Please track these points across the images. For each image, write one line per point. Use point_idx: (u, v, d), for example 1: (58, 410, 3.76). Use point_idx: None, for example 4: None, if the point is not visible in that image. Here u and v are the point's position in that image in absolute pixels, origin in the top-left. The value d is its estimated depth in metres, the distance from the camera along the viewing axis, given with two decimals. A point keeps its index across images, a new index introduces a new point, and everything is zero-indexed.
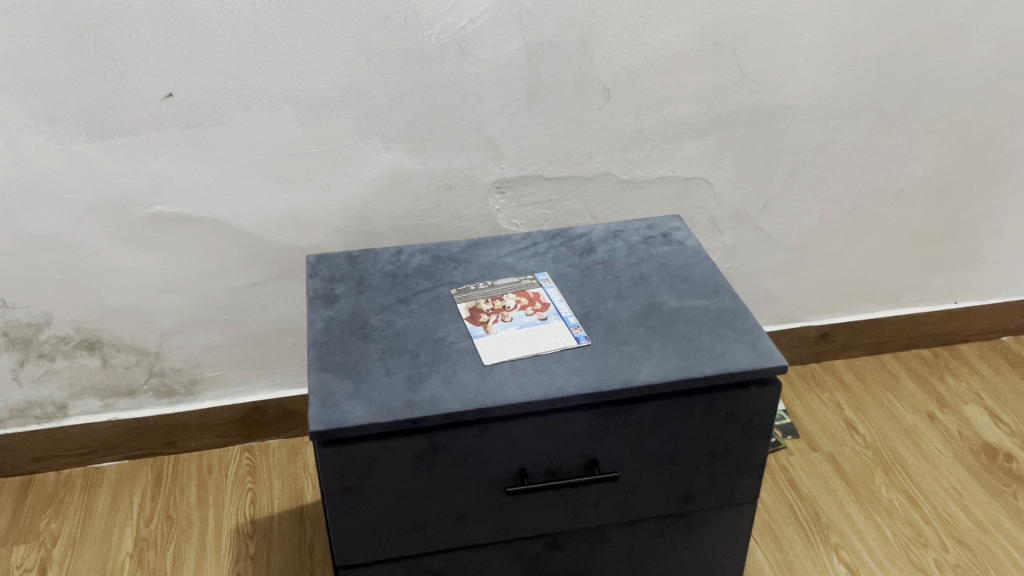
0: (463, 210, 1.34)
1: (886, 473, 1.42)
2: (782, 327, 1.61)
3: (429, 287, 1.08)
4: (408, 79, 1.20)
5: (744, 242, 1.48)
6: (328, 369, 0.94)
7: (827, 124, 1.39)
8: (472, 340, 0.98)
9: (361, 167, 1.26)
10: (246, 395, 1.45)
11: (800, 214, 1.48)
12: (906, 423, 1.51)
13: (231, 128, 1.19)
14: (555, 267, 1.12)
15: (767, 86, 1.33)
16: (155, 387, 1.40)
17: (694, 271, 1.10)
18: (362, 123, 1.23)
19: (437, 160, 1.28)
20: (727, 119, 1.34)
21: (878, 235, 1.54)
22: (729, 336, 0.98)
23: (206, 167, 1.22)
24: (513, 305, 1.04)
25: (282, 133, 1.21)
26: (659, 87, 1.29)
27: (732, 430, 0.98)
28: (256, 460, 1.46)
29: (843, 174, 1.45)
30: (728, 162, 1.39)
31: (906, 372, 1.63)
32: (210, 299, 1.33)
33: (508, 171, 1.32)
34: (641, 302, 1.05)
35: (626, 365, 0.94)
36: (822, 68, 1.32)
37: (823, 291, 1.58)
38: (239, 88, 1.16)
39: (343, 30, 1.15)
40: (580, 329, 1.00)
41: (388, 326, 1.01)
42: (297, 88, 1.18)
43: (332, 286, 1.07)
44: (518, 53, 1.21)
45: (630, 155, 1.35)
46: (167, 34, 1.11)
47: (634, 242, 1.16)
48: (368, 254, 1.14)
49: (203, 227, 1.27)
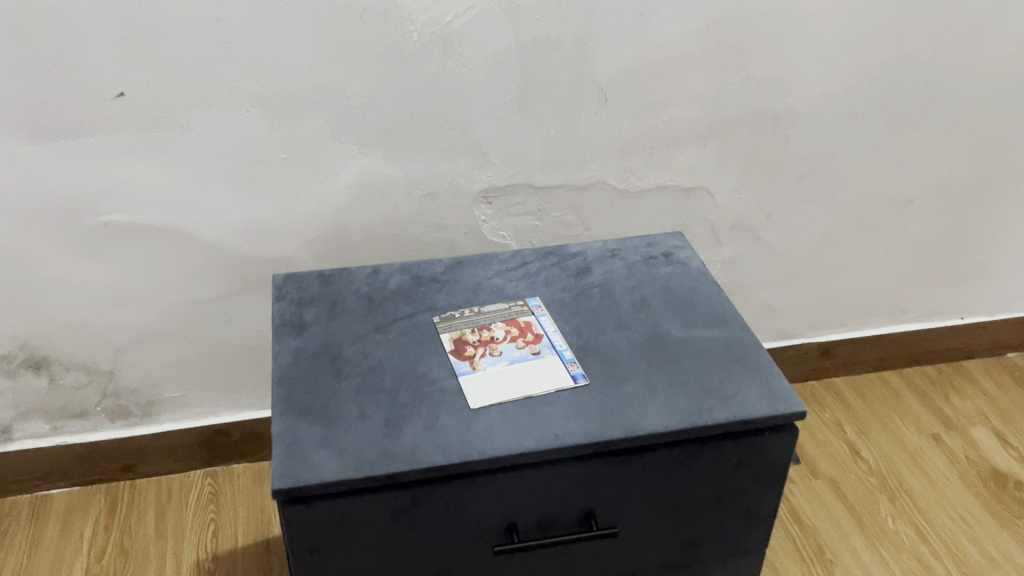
0: (446, 220, 1.23)
1: (891, 502, 1.33)
2: (781, 343, 1.52)
3: (410, 313, 0.97)
4: (388, 78, 1.09)
5: (746, 255, 1.39)
6: (294, 411, 0.84)
7: (836, 131, 1.29)
8: (457, 378, 0.88)
9: (336, 173, 1.16)
10: (208, 417, 1.34)
11: (804, 225, 1.38)
12: (911, 446, 1.43)
13: (190, 131, 1.08)
14: (548, 290, 1.02)
15: (775, 90, 1.23)
16: (108, 408, 1.29)
17: (700, 297, 1.00)
18: (337, 126, 1.12)
19: (418, 166, 1.18)
20: (731, 123, 1.25)
21: (885, 247, 1.45)
22: (740, 376, 0.89)
23: (164, 173, 1.10)
24: (502, 336, 0.94)
25: (248, 136, 1.10)
26: (659, 89, 1.19)
27: (743, 478, 0.89)
28: (219, 486, 1.35)
29: (852, 183, 1.36)
30: (731, 170, 1.29)
31: (909, 390, 1.56)
32: (168, 314, 1.22)
33: (495, 179, 1.21)
34: (643, 332, 0.95)
35: (630, 410, 0.84)
36: (833, 71, 1.23)
37: (826, 306, 1.49)
38: (200, 86, 1.05)
39: (316, 24, 1.04)
40: (576, 366, 0.90)
41: (363, 359, 0.91)
42: (264, 88, 1.07)
43: (301, 311, 0.97)
44: (508, 51, 1.11)
45: (627, 163, 1.25)
46: (120, 26, 0.99)
47: (633, 263, 1.06)
48: (341, 272, 1.04)
49: (160, 237, 1.15)
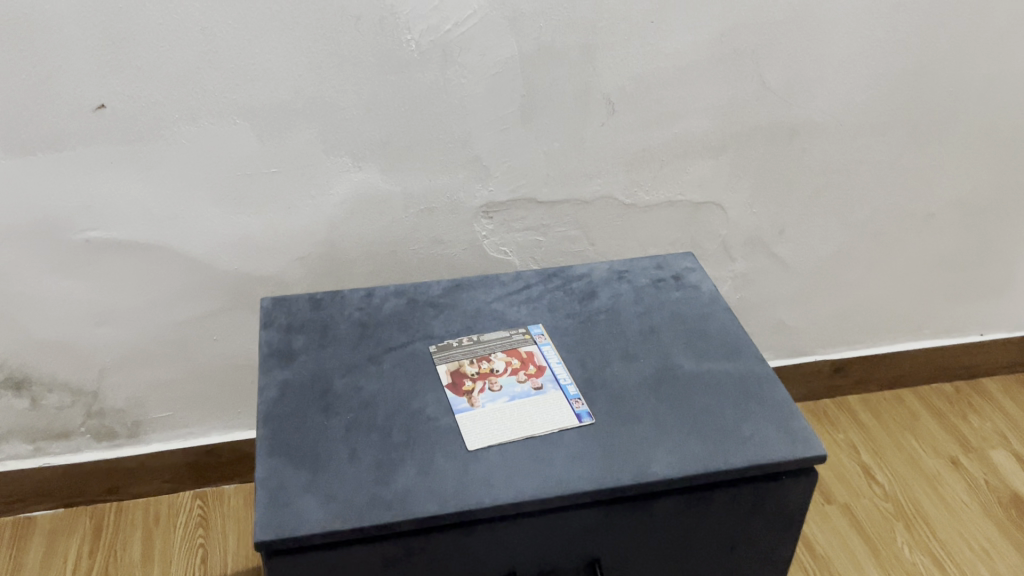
0: (445, 235, 1.18)
1: (908, 530, 1.28)
2: (794, 360, 1.46)
3: (404, 342, 0.92)
4: (383, 88, 1.04)
5: (758, 270, 1.33)
6: (280, 452, 0.79)
7: (855, 143, 1.23)
8: (454, 415, 0.83)
9: (329, 187, 1.10)
10: (197, 437, 1.29)
11: (819, 240, 1.32)
12: (928, 470, 1.38)
13: (176, 144, 1.02)
14: (552, 316, 0.96)
15: (791, 100, 1.17)
16: (93, 429, 1.24)
17: (712, 325, 0.95)
18: (330, 139, 1.06)
19: (415, 180, 1.12)
20: (745, 135, 1.19)
21: (903, 263, 1.39)
22: (756, 415, 0.84)
23: (148, 188, 1.05)
24: (502, 368, 0.89)
25: (237, 149, 1.04)
26: (669, 100, 1.13)
27: (759, 523, 0.83)
28: (209, 509, 1.30)
29: (870, 196, 1.30)
30: (744, 184, 1.23)
31: (925, 409, 1.50)
32: (154, 333, 1.17)
33: (497, 194, 1.16)
34: (652, 365, 0.89)
35: (639, 453, 0.79)
36: (853, 81, 1.17)
37: (841, 322, 1.44)
38: (185, 97, 0.99)
39: (307, 32, 0.98)
40: (581, 403, 0.85)
41: (354, 393, 0.85)
42: (252, 99, 1.01)
43: (290, 339, 0.91)
44: (510, 61, 1.05)
45: (635, 176, 1.19)
46: (99, 34, 0.93)
47: (642, 286, 1.01)
48: (333, 296, 0.98)
49: (145, 254, 1.10)
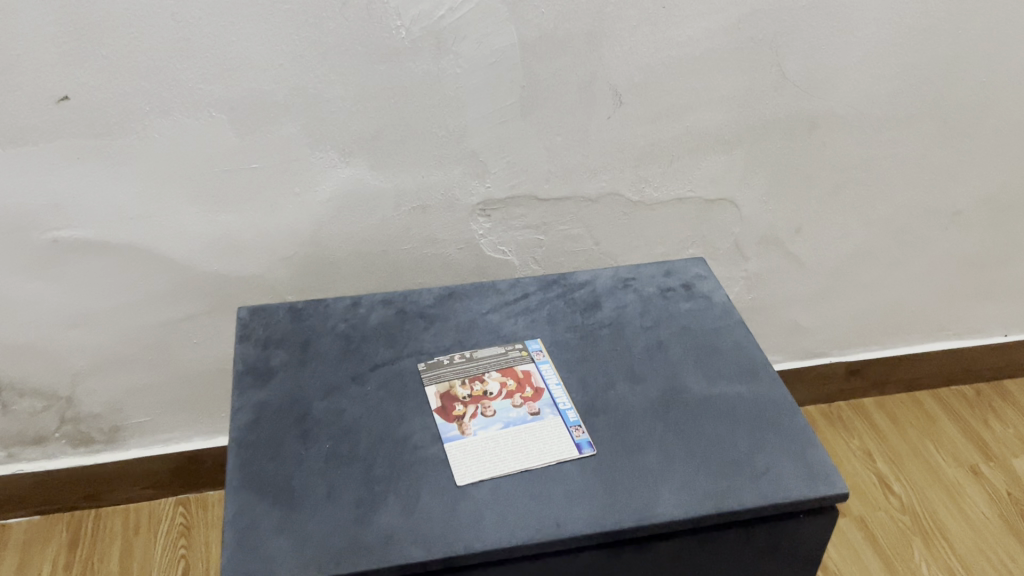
0: (440, 234, 1.10)
1: (926, 545, 1.21)
2: (808, 362, 1.39)
3: (391, 359, 0.85)
4: (372, 79, 0.96)
5: (772, 270, 1.26)
6: (251, 486, 0.72)
7: (879, 137, 1.15)
8: (443, 444, 0.76)
9: (314, 184, 1.02)
10: (179, 443, 1.23)
11: (837, 239, 1.25)
12: (947, 480, 1.31)
13: (147, 139, 0.95)
14: (551, 330, 0.89)
15: (812, 92, 1.08)
16: (69, 435, 1.17)
17: (724, 342, 0.88)
18: (315, 133, 0.98)
19: (407, 176, 1.04)
20: (761, 129, 1.10)
21: (926, 262, 1.31)
22: (771, 446, 0.77)
23: (119, 185, 0.97)
24: (496, 390, 0.82)
25: (214, 144, 0.97)
26: (680, 91, 1.04)
27: (773, 563, 0.77)
28: (192, 518, 1.25)
29: (893, 193, 1.22)
30: (759, 180, 1.15)
31: (944, 413, 1.43)
32: (130, 336, 1.10)
33: (495, 191, 1.08)
34: (658, 387, 0.82)
35: (644, 490, 0.72)
36: (879, 71, 1.08)
37: (859, 323, 1.36)
38: (156, 89, 0.92)
39: (288, 18, 0.90)
40: (581, 431, 0.78)
41: (335, 418, 0.78)
42: (229, 90, 0.93)
43: (267, 355, 0.85)
44: (509, 49, 0.96)
45: (643, 172, 1.11)
46: (59, 21, 0.85)
47: (649, 295, 0.94)
48: (315, 305, 0.91)
49: (118, 255, 1.03)
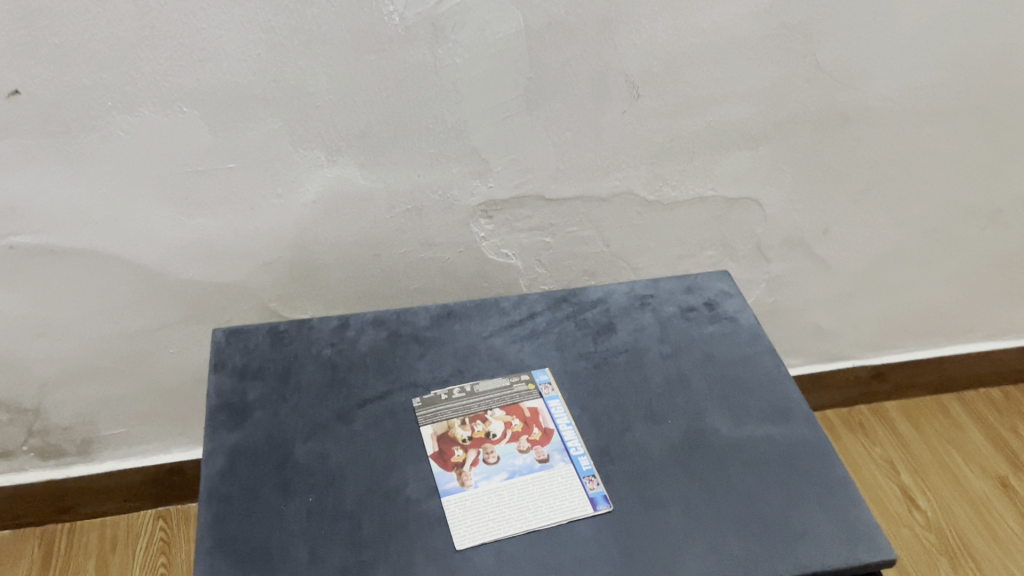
0: (437, 237, 1.01)
1: (953, 566, 1.14)
2: (828, 366, 1.31)
3: (383, 393, 0.76)
4: (361, 70, 0.85)
5: (795, 272, 1.16)
6: (222, 548, 0.64)
7: (918, 131, 1.05)
8: (440, 497, 0.68)
9: (298, 185, 0.93)
10: (158, 454, 1.15)
11: (867, 239, 1.15)
12: (974, 494, 1.24)
13: (110, 137, 0.85)
14: (560, 358, 0.81)
15: (848, 83, 0.98)
16: (37, 448, 1.09)
17: (752, 374, 0.79)
18: (298, 130, 0.88)
19: (401, 176, 0.94)
20: (790, 123, 1.00)
21: (960, 263, 1.22)
22: (808, 501, 0.69)
23: (80, 187, 0.88)
24: (500, 432, 0.73)
25: (185, 142, 0.87)
26: (704, 83, 0.94)
27: None
28: (172, 533, 1.17)
29: (929, 191, 1.12)
30: (786, 178, 1.06)
31: (971, 419, 1.36)
32: (99, 346, 1.01)
33: (497, 191, 0.98)
34: (681, 428, 0.74)
35: (666, 555, 0.64)
36: (922, 60, 0.98)
37: (884, 326, 1.28)
38: (118, 82, 0.81)
39: (264, 3, 0.79)
40: (595, 482, 0.69)
41: (318, 464, 0.70)
42: (201, 83, 0.83)
43: (245, 388, 0.76)
44: (515, 37, 0.86)
45: (660, 171, 1.01)
46: (4, 6, 0.75)
47: (668, 318, 0.85)
48: (299, 327, 0.82)
49: (83, 261, 0.94)
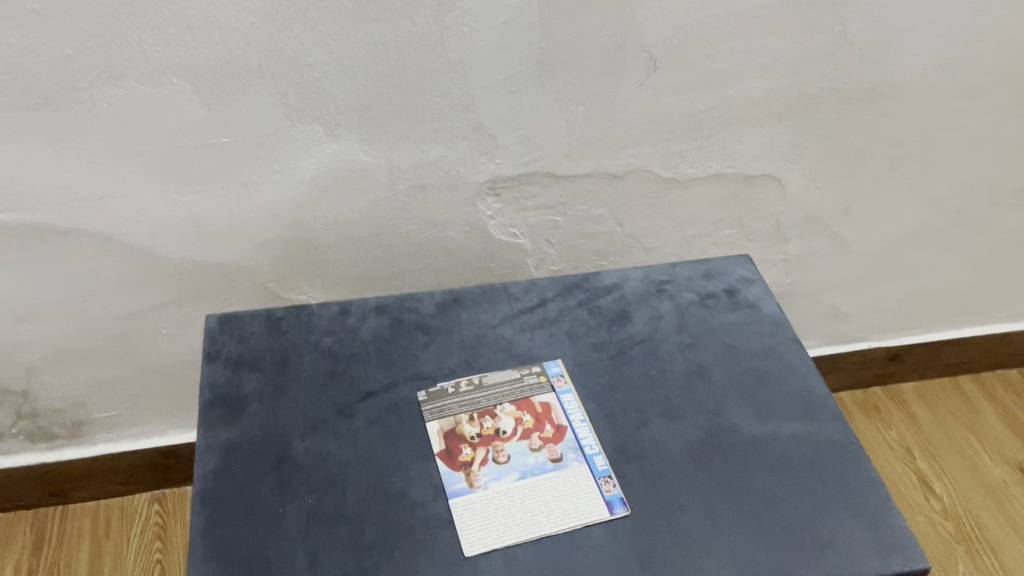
0: (441, 216, 0.96)
1: (969, 555, 1.11)
2: (844, 347, 1.27)
3: (386, 385, 0.72)
4: (361, 40, 0.80)
5: (813, 252, 1.12)
6: (216, 554, 0.60)
7: (948, 107, 1.00)
8: (448, 499, 0.64)
9: (295, 162, 0.88)
10: (153, 437, 1.11)
11: (888, 219, 1.11)
12: (992, 480, 1.21)
13: (95, 111, 0.80)
14: (573, 349, 0.77)
15: (876, 56, 0.93)
16: (27, 430, 1.06)
17: (774, 367, 0.76)
18: (295, 104, 0.83)
19: (403, 152, 0.90)
20: (814, 98, 0.95)
21: (984, 243, 1.17)
22: (836, 504, 0.65)
23: (64, 163, 0.83)
24: (510, 429, 0.70)
25: (175, 116, 0.82)
26: (725, 55, 0.89)
27: None
28: (168, 517, 1.14)
29: (956, 169, 1.07)
30: (807, 155, 1.01)
31: (988, 402, 1.32)
32: (89, 328, 0.97)
33: (505, 168, 0.93)
34: (700, 424, 0.70)
35: (686, 563, 0.61)
36: (955, 32, 0.93)
37: (903, 307, 1.23)
38: (102, 51, 0.76)
39: None
40: (611, 484, 0.65)
41: (319, 463, 0.66)
42: (191, 54, 0.78)
43: (241, 379, 0.72)
44: (525, 6, 0.81)
45: (676, 147, 0.96)
46: None
47: (686, 305, 0.81)
48: (298, 313, 0.78)
49: (69, 241, 0.89)
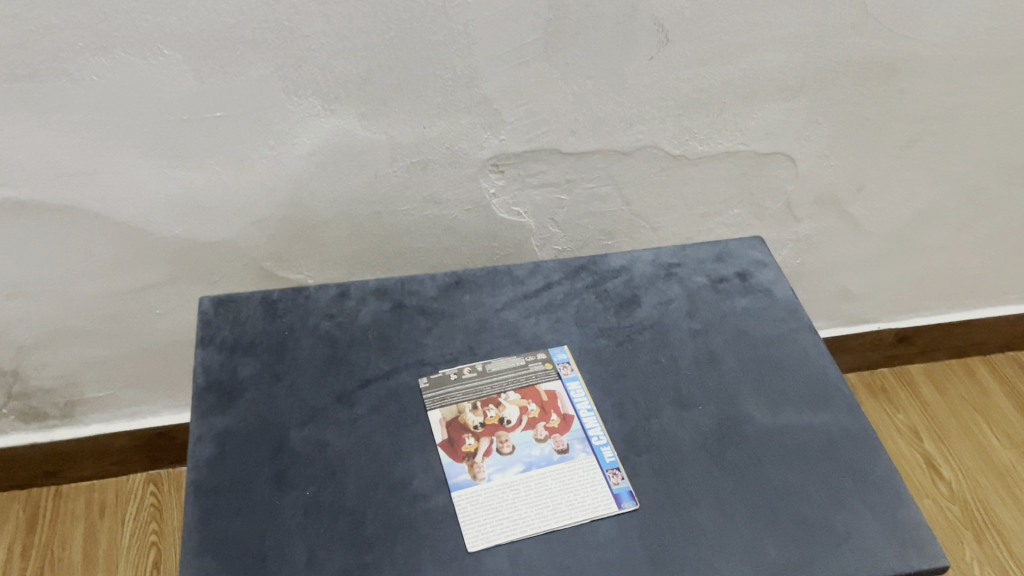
0: (443, 193, 0.93)
1: (977, 540, 1.10)
2: (853, 328, 1.25)
3: (387, 372, 0.70)
4: (360, 10, 0.77)
5: (824, 232, 1.09)
6: (210, 549, 0.58)
7: (968, 83, 0.97)
8: (451, 492, 0.62)
9: (292, 137, 0.85)
10: (148, 417, 1.09)
11: (902, 198, 1.08)
12: (1001, 464, 1.19)
13: (83, 83, 0.76)
14: (579, 334, 0.74)
15: (896, 29, 0.89)
16: (18, 410, 1.03)
17: (788, 355, 0.73)
18: (292, 77, 0.80)
19: (405, 127, 0.86)
20: (831, 73, 0.92)
21: (999, 223, 1.14)
22: (852, 499, 0.63)
23: (51, 137, 0.79)
24: (515, 418, 0.67)
25: (167, 89, 0.78)
26: (739, 27, 0.85)
27: None
28: (164, 498, 1.12)
29: (974, 148, 1.04)
30: (822, 132, 0.97)
31: (997, 385, 1.30)
32: (80, 307, 0.94)
33: (510, 144, 0.90)
34: (712, 415, 0.68)
35: (698, 560, 0.58)
36: (979, 5, 0.89)
37: (914, 288, 1.21)
38: (89, 20, 0.72)
39: None
40: (620, 476, 0.63)
41: (317, 453, 0.64)
42: (182, 23, 0.74)
43: (236, 365, 0.69)
44: None
45: (686, 123, 0.93)
46: None
47: (696, 289, 0.79)
48: (295, 296, 0.76)
49: (58, 217, 0.86)
